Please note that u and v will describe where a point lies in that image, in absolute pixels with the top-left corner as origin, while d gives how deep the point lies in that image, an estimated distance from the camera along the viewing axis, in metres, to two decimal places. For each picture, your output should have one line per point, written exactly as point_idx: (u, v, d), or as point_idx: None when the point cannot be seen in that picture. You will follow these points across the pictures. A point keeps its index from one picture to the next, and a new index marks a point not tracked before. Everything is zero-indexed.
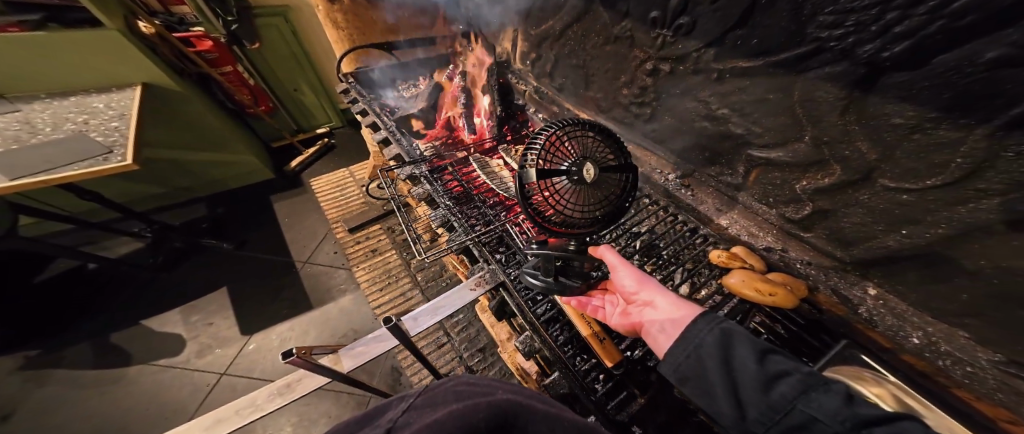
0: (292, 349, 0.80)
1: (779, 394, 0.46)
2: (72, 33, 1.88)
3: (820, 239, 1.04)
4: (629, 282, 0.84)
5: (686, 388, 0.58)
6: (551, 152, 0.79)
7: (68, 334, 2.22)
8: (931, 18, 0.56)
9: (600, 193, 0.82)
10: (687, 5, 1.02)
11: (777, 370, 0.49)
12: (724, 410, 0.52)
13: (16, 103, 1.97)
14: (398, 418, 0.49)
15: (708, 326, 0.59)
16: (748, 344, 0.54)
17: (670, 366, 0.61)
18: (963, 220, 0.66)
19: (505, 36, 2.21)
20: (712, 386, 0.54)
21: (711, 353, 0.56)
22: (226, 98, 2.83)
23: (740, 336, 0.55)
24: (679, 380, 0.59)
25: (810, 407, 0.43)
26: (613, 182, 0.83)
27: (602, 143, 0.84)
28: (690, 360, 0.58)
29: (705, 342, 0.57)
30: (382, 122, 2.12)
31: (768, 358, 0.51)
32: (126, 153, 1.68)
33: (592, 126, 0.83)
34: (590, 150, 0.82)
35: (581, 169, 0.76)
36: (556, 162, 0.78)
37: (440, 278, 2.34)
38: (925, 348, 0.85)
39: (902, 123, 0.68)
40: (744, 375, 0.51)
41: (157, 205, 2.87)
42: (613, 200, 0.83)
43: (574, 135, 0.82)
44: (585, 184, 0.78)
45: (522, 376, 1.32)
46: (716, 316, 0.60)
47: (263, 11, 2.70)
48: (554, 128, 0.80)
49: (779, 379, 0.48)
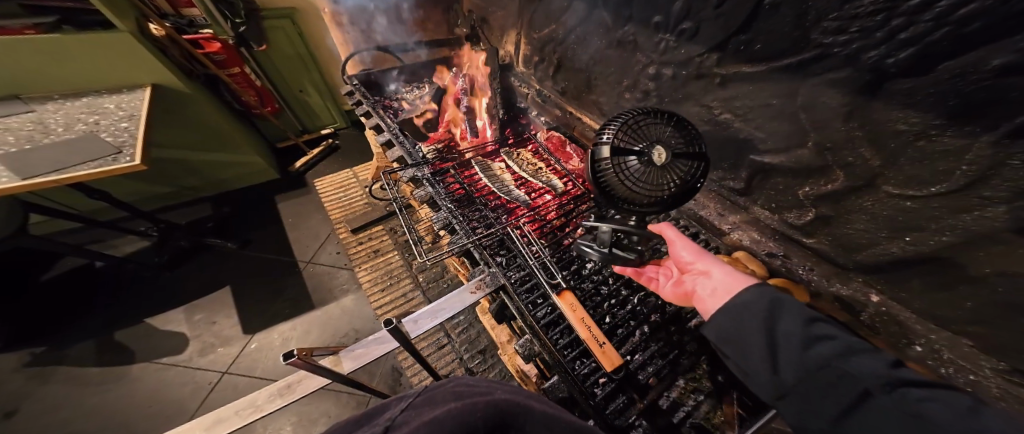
0: (293, 351, 0.81)
1: (817, 353, 0.47)
2: (84, 36, 1.91)
3: (822, 245, 1.03)
4: (685, 255, 0.82)
5: (722, 348, 0.59)
6: (624, 136, 0.83)
7: (72, 331, 2.24)
8: (936, 25, 0.56)
9: (670, 177, 0.79)
10: (690, 9, 1.03)
11: (823, 334, 0.48)
12: (756, 367, 0.53)
13: (30, 104, 2.00)
14: (396, 416, 0.49)
15: (757, 291, 0.59)
16: (799, 308, 0.53)
17: (710, 326, 0.62)
18: (968, 228, 0.66)
19: (507, 38, 2.22)
20: (747, 343, 0.55)
21: (753, 312, 0.56)
22: (234, 99, 2.87)
23: (790, 301, 0.55)
24: (716, 340, 0.60)
25: (848, 364, 0.44)
26: (682, 167, 0.80)
27: (676, 131, 0.83)
28: (730, 322, 0.58)
29: (749, 302, 0.57)
30: (386, 124, 2.11)
31: (815, 323, 0.50)
32: (134, 153, 1.71)
33: (666, 116, 0.84)
34: (663, 136, 0.82)
35: (653, 152, 0.77)
36: (630, 145, 0.82)
37: (441, 279, 2.35)
38: (928, 355, 0.86)
39: (907, 129, 0.68)
40: (784, 335, 0.51)
41: (163, 204, 2.91)
42: (681, 184, 0.80)
43: (647, 123, 0.84)
44: (653, 167, 0.78)
45: (521, 379, 1.33)
46: (765, 284, 0.59)
47: (273, 13, 2.74)
48: (629, 115, 0.85)
49: (821, 342, 0.48)
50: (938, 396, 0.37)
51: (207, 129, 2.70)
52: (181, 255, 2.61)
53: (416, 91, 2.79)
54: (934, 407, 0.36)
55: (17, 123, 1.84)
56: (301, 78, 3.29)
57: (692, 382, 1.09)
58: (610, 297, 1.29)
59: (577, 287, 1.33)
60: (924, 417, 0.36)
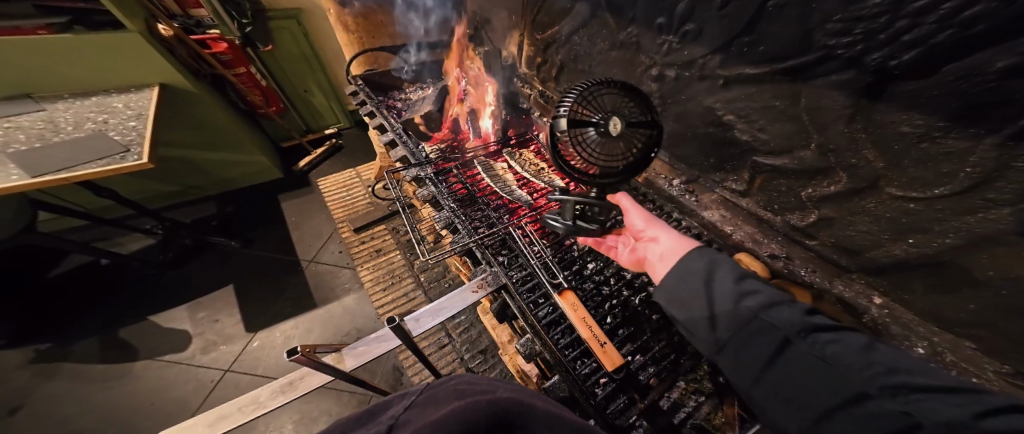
0: (297, 348, 0.82)
1: (746, 306, 0.56)
2: (94, 36, 1.94)
3: (825, 247, 1.03)
4: (637, 223, 0.90)
5: (669, 306, 0.68)
6: (580, 108, 0.82)
7: (76, 328, 2.25)
8: (941, 27, 0.56)
9: (623, 146, 0.84)
10: (694, 11, 1.03)
11: (751, 289, 0.59)
12: (695, 320, 0.61)
13: (41, 103, 2.02)
14: (399, 416, 0.50)
15: (700, 253, 0.69)
16: (731, 267, 0.64)
17: (658, 287, 0.71)
18: (972, 230, 0.66)
19: (510, 39, 2.23)
20: (690, 300, 0.63)
21: (697, 273, 0.65)
22: (239, 98, 2.89)
23: (726, 262, 0.65)
24: (665, 300, 0.69)
25: (770, 316, 0.53)
26: (636, 137, 0.84)
27: (631, 101, 0.85)
28: (679, 282, 0.67)
29: (696, 266, 0.66)
30: (390, 124, 2.13)
31: (745, 280, 0.61)
32: (142, 152, 1.73)
33: (620, 85, 0.84)
34: (617, 106, 0.83)
35: (608, 123, 0.78)
36: (587, 116, 0.82)
37: (443, 279, 2.35)
38: (931, 358, 0.86)
39: (911, 132, 0.68)
40: (719, 289, 0.61)
41: (167, 203, 2.93)
42: (633, 153, 0.86)
43: (604, 92, 0.84)
44: (610, 139, 0.81)
45: (522, 378, 1.33)
46: (709, 249, 0.69)
47: (278, 13, 2.77)
48: (586, 84, 0.83)
49: (750, 296, 0.58)
50: (837, 336, 0.48)
51: (212, 129, 2.71)
52: (185, 253, 2.63)
53: (420, 91, 2.81)
54: (835, 346, 0.46)
55: (28, 122, 1.86)
56: (306, 78, 3.30)
57: (693, 383, 1.09)
58: (611, 297, 1.29)
59: (579, 287, 1.33)
60: (826, 353, 0.46)
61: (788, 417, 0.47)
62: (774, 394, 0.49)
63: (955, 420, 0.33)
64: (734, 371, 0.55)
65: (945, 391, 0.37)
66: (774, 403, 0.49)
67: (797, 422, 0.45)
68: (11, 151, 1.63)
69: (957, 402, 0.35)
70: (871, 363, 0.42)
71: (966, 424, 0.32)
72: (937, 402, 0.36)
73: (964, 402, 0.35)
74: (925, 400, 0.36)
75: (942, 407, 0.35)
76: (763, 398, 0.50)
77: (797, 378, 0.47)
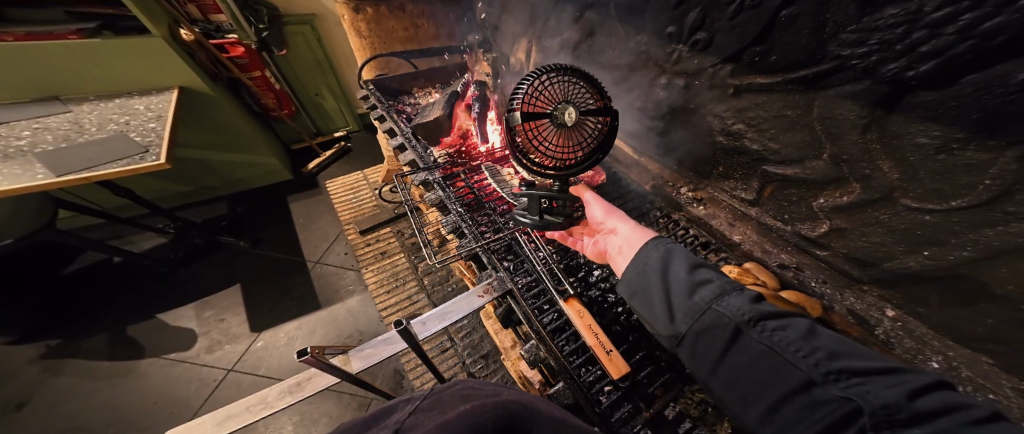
0: (306, 349, 0.81)
1: (700, 298, 0.61)
2: (119, 42, 2.01)
3: (837, 258, 1.03)
4: (598, 213, 1.01)
5: (633, 300, 0.73)
6: (535, 97, 0.91)
7: (85, 325, 2.29)
8: (961, 38, 0.56)
9: (578, 136, 0.95)
10: (704, 20, 1.05)
11: (702, 279, 0.64)
12: (657, 315, 0.66)
13: (67, 105, 2.08)
14: (404, 420, 0.51)
15: (657, 248, 0.74)
16: (686, 259, 0.69)
17: (624, 285, 0.76)
18: (991, 243, 0.65)
19: (518, 46, 2.24)
20: (651, 296, 0.68)
21: (656, 269, 0.70)
22: (253, 101, 2.94)
23: (680, 254, 0.71)
24: (629, 294, 0.74)
25: (721, 306, 0.58)
26: (589, 125, 0.94)
27: (586, 88, 0.94)
28: (638, 277, 0.73)
29: (654, 259, 0.72)
30: (399, 128, 2.18)
31: (697, 270, 0.67)
32: (160, 153, 1.77)
33: (575, 72, 0.92)
34: (571, 96, 0.93)
35: (562, 113, 0.88)
36: (542, 106, 0.91)
37: (446, 283, 2.33)
38: (945, 373, 0.82)
39: (928, 142, 0.68)
40: (677, 283, 0.66)
41: (179, 203, 2.99)
42: (591, 143, 0.96)
43: (556, 82, 0.92)
44: (565, 127, 0.91)
45: (523, 384, 1.30)
46: (663, 241, 0.75)
47: (293, 19, 2.87)
48: (537, 75, 0.90)
49: (702, 285, 0.63)
50: (781, 322, 0.53)
51: (225, 130, 2.76)
52: (195, 252, 2.67)
53: (428, 97, 2.87)
54: (781, 333, 0.51)
55: (54, 122, 1.91)
56: (318, 82, 3.39)
57: (699, 393, 1.03)
58: (617, 305, 1.29)
59: (584, 294, 1.33)
60: (772, 341, 0.51)
61: (745, 404, 0.52)
62: (732, 383, 0.54)
63: (891, 403, 0.38)
64: (695, 361, 0.60)
65: (880, 372, 0.43)
66: (733, 391, 0.54)
67: (754, 409, 0.51)
68: (37, 151, 1.67)
69: (892, 383, 0.41)
70: (812, 348, 0.48)
71: (899, 406, 0.38)
72: (871, 384, 0.42)
73: (898, 383, 0.41)
74: (860, 383, 0.42)
75: (879, 390, 0.40)
76: (725, 387, 0.55)
77: (749, 367, 0.52)
